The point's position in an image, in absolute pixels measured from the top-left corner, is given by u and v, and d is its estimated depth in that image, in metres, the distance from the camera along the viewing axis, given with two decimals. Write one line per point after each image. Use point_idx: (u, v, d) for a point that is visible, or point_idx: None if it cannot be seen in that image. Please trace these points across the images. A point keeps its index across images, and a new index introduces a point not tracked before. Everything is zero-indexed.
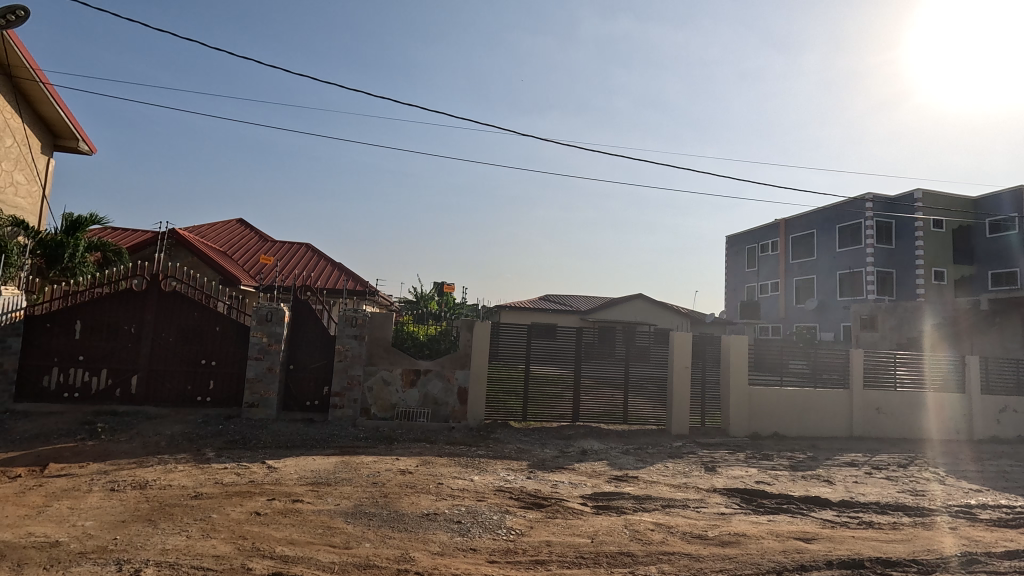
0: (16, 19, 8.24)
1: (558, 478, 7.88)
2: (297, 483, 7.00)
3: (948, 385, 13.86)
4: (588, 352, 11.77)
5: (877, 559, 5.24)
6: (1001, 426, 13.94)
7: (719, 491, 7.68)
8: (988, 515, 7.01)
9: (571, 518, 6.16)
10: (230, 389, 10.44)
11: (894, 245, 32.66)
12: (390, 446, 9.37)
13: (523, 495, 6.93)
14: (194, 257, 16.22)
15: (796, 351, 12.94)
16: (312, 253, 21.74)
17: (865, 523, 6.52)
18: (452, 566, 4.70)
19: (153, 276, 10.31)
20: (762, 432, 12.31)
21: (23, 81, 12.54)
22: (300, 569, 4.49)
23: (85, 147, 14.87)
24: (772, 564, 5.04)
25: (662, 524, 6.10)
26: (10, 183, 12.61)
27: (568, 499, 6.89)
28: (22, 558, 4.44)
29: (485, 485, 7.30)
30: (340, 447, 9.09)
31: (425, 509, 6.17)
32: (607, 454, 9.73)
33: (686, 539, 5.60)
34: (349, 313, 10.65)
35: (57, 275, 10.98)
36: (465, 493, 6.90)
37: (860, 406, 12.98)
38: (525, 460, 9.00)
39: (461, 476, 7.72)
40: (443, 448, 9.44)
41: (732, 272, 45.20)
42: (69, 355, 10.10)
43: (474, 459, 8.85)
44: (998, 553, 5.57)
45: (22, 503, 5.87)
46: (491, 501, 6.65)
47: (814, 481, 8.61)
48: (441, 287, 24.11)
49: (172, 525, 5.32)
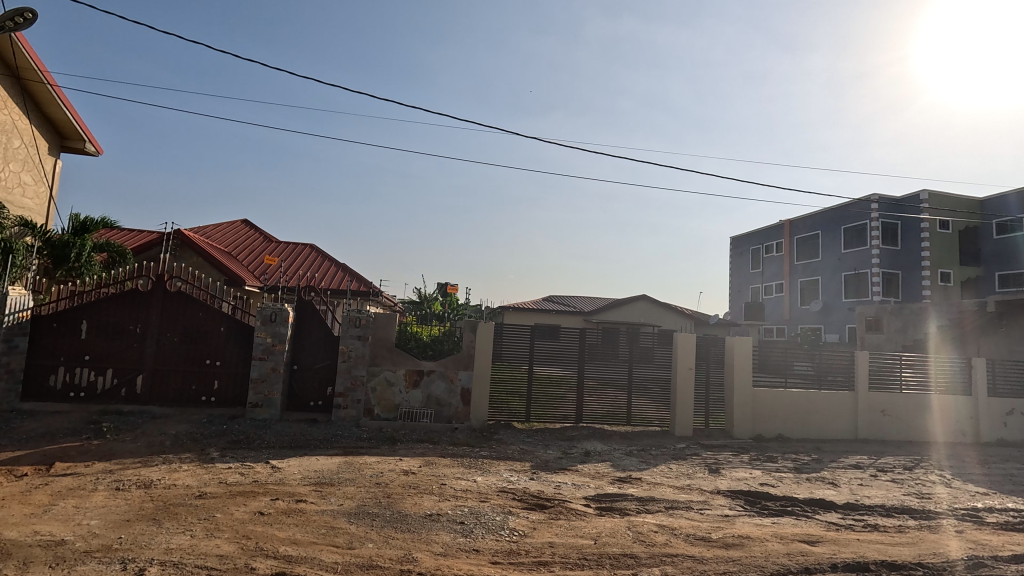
0: (24, 21, 8.28)
1: (561, 480, 7.88)
2: (301, 483, 7.01)
3: (955, 387, 13.78)
4: (592, 352, 11.76)
5: (882, 562, 5.21)
6: (1008, 428, 13.86)
7: (723, 493, 7.66)
8: (994, 518, 6.96)
9: (574, 519, 6.15)
10: (234, 389, 10.48)
11: (900, 246, 32.49)
12: (393, 447, 9.38)
13: (526, 496, 6.93)
14: (199, 257, 16.29)
15: (801, 352, 12.89)
16: (316, 253, 21.81)
17: (870, 525, 6.49)
18: (455, 567, 4.70)
19: (158, 276, 10.35)
20: (766, 434, 12.27)
21: (30, 83, 12.60)
22: (303, 570, 4.49)
23: (92, 148, 14.92)
24: (776, 566, 5.02)
25: (666, 525, 6.09)
26: (17, 184, 12.69)
27: (572, 501, 6.88)
28: (27, 557, 4.46)
29: (488, 486, 7.30)
30: (343, 447, 9.10)
31: (428, 510, 6.18)
32: (610, 455, 9.72)
33: (690, 541, 5.59)
34: (354, 314, 10.66)
35: (64, 275, 11.05)
36: (468, 494, 6.90)
37: (865, 408, 12.92)
38: (528, 461, 9.01)
39: (464, 477, 7.73)
40: (446, 449, 9.45)
41: (737, 273, 45.04)
42: (74, 355, 10.15)
43: (478, 460, 8.85)
44: (1004, 556, 5.53)
45: (28, 502, 5.90)
46: (494, 502, 6.66)
47: (819, 483, 8.57)
48: (445, 288, 24.15)
49: (177, 524, 5.34)
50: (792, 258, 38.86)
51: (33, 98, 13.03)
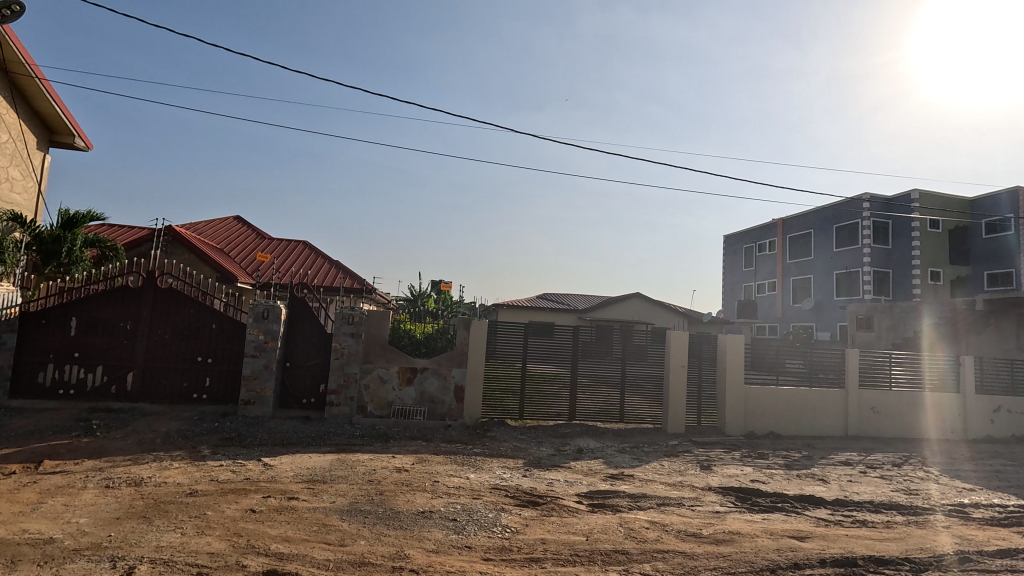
0: (12, 13, 8.18)
1: (554, 477, 7.89)
2: (293, 480, 7.01)
3: (944, 384, 13.92)
4: (586, 350, 11.82)
5: (871, 557, 5.26)
6: (995, 425, 14.01)
7: (714, 489, 7.69)
8: (981, 514, 7.04)
9: (566, 516, 6.17)
10: (227, 385, 10.45)
11: (891, 246, 32.77)
12: (386, 444, 9.38)
13: (518, 494, 6.93)
14: (191, 254, 16.25)
15: (793, 351, 12.96)
16: (310, 251, 21.77)
17: (859, 521, 6.55)
18: (447, 564, 4.70)
19: (149, 273, 10.28)
20: (757, 431, 12.38)
21: (18, 76, 12.49)
22: (296, 567, 4.49)
23: (81, 142, 14.75)
24: (766, 561, 5.06)
25: (657, 522, 6.12)
26: (5, 178, 12.54)
27: (567, 497, 6.94)
28: (16, 554, 4.44)
29: (481, 483, 7.30)
30: (335, 445, 9.07)
31: (420, 507, 6.18)
32: (603, 452, 9.76)
33: (681, 538, 5.62)
34: (347, 311, 10.58)
35: (53, 271, 11.11)
36: (460, 491, 6.90)
37: (856, 406, 13.04)
38: (521, 458, 9.02)
39: (456, 474, 7.73)
40: (439, 446, 9.46)
41: (731, 271, 45.29)
42: (64, 353, 10.07)
43: (471, 457, 8.85)
44: (989, 551, 5.60)
45: (16, 500, 5.86)
46: (486, 499, 6.66)
47: (809, 480, 8.63)
48: (439, 286, 24.35)
49: (167, 522, 5.31)
50: (785, 256, 39.08)
51: (22, 92, 12.92)
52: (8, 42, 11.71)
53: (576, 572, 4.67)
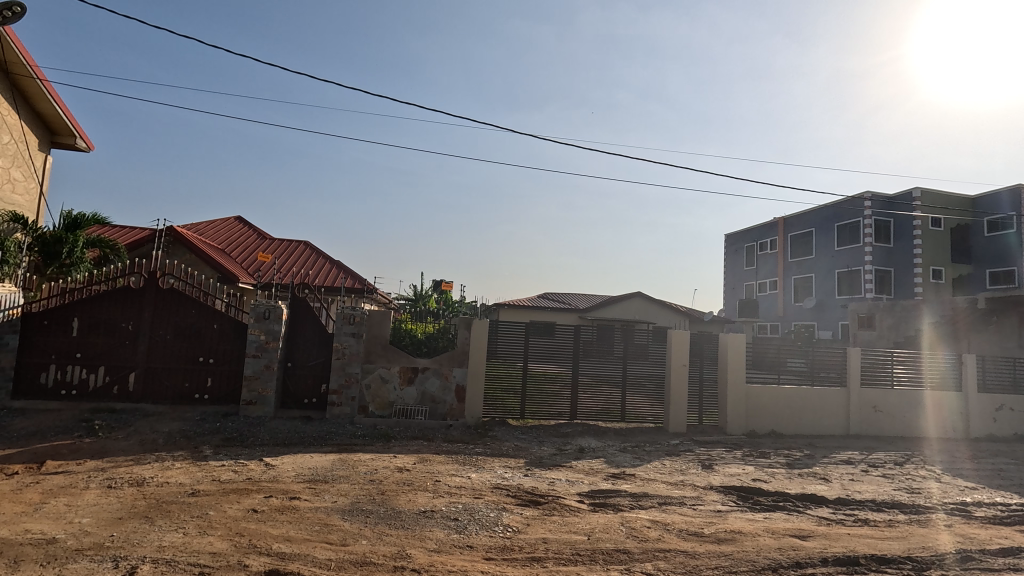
0: (14, 14, 8.19)
1: (489, 466, 8.25)
2: (294, 479, 7.02)
3: (945, 383, 13.87)
4: (587, 350, 11.80)
5: (872, 556, 5.24)
6: (998, 423, 13.98)
7: (714, 488, 7.70)
8: (983, 512, 7.04)
9: (429, 498, 6.50)
10: (229, 386, 10.46)
11: (893, 245, 32.73)
12: (304, 433, 9.48)
13: (408, 481, 7.18)
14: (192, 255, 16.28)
15: (793, 349, 12.95)
16: (309, 251, 21.95)
17: (860, 520, 6.54)
18: (448, 563, 4.70)
19: (151, 274, 10.29)
20: (759, 430, 12.36)
21: (20, 77, 12.49)
22: (299, 565, 4.50)
23: (85, 143, 14.84)
24: (605, 556, 5.02)
25: (522, 513, 6.16)
26: (8, 180, 12.62)
27: (729, 511, 6.69)
28: (19, 554, 4.44)
29: (353, 470, 7.55)
30: (190, 432, 9.15)
31: (342, 503, 6.11)
32: (527, 444, 9.91)
33: (562, 530, 5.68)
34: (348, 312, 10.58)
35: (55, 272, 11.11)
36: (306, 475, 7.20)
37: (857, 406, 13.01)
38: (431, 449, 9.20)
39: (362, 462, 8.08)
40: (335, 436, 9.56)
41: (732, 269, 45.36)
42: (65, 353, 10.07)
43: (355, 447, 9.05)
44: (992, 549, 5.60)
45: (19, 500, 5.85)
46: (328, 487, 6.72)
47: (811, 479, 8.60)
48: (439, 287, 24.54)
49: (170, 521, 5.32)
50: (785, 254, 39.12)
51: (24, 94, 12.92)
52: (9, 43, 11.70)
53: (576, 571, 4.68)
